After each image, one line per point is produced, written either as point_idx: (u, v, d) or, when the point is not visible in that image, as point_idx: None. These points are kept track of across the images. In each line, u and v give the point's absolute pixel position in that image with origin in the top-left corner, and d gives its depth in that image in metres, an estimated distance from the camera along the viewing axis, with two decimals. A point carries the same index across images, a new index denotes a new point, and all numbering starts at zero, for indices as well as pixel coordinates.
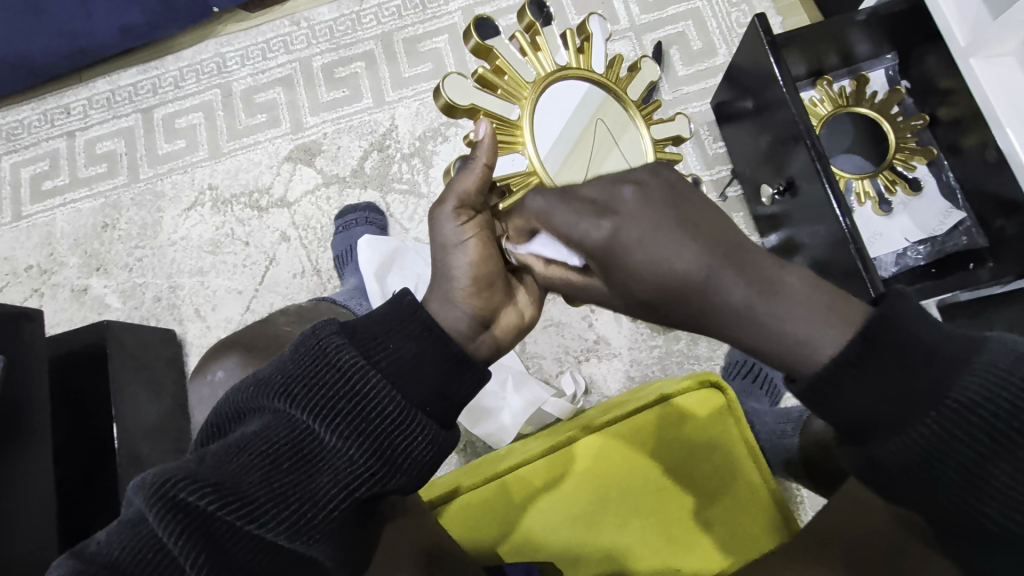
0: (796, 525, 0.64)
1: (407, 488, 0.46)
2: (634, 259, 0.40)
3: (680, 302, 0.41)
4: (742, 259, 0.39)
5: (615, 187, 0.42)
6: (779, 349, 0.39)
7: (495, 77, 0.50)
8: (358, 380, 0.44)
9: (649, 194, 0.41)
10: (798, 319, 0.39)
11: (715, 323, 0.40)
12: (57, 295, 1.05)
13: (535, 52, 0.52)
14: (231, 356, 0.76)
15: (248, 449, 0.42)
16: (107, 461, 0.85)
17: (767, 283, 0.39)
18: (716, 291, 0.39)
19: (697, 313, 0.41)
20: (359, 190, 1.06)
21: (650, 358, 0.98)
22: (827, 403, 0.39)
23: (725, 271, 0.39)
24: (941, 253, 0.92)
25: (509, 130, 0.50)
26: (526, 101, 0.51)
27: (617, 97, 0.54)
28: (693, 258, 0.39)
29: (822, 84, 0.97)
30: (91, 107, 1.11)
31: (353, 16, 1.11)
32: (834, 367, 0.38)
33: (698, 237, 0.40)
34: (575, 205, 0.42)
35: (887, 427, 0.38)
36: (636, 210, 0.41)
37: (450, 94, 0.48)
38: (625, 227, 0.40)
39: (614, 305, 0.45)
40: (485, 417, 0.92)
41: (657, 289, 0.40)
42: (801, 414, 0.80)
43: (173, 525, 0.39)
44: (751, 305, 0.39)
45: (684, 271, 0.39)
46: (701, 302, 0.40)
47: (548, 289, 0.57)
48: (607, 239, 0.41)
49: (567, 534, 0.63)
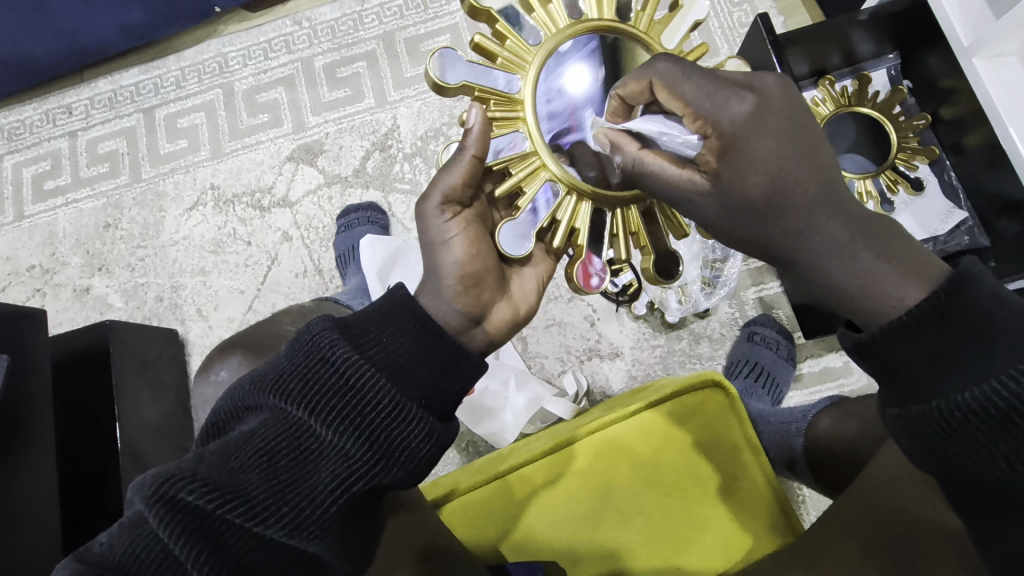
0: (799, 523, 0.64)
1: (406, 483, 0.46)
2: (761, 144, 0.40)
3: (778, 206, 0.40)
4: (845, 198, 0.41)
5: (758, 75, 0.42)
6: (842, 287, 0.40)
7: (496, 45, 0.49)
8: (352, 375, 0.44)
9: (790, 91, 0.42)
10: (870, 267, 0.39)
11: (797, 240, 0.41)
12: (59, 295, 1.05)
13: (545, 7, 0.49)
14: (236, 356, 0.76)
15: (245, 448, 0.42)
16: (110, 460, 0.85)
17: (851, 231, 0.40)
18: (816, 215, 0.40)
19: (788, 226, 0.41)
20: (361, 189, 1.07)
21: (652, 357, 0.98)
22: (879, 360, 0.39)
23: (827, 197, 0.40)
24: (944, 252, 0.91)
25: (508, 105, 0.49)
26: (529, 69, 0.49)
27: (648, 47, 0.50)
28: (805, 179, 0.40)
29: (824, 84, 0.97)
30: (93, 107, 1.11)
31: (355, 16, 1.11)
32: (907, 326, 0.38)
33: (815, 152, 0.41)
34: (719, 82, 0.41)
35: (932, 384, 0.37)
36: (778, 98, 0.41)
37: (439, 75, 0.48)
38: (766, 110, 0.40)
39: (700, 211, 0.43)
40: (487, 417, 0.92)
41: (767, 181, 0.40)
42: (806, 412, 0.79)
43: (172, 525, 0.39)
44: (848, 238, 0.40)
45: (802, 178, 0.40)
46: (798, 218, 0.40)
47: (547, 284, 0.56)
48: (748, 114, 0.40)
49: (570, 532, 0.63)
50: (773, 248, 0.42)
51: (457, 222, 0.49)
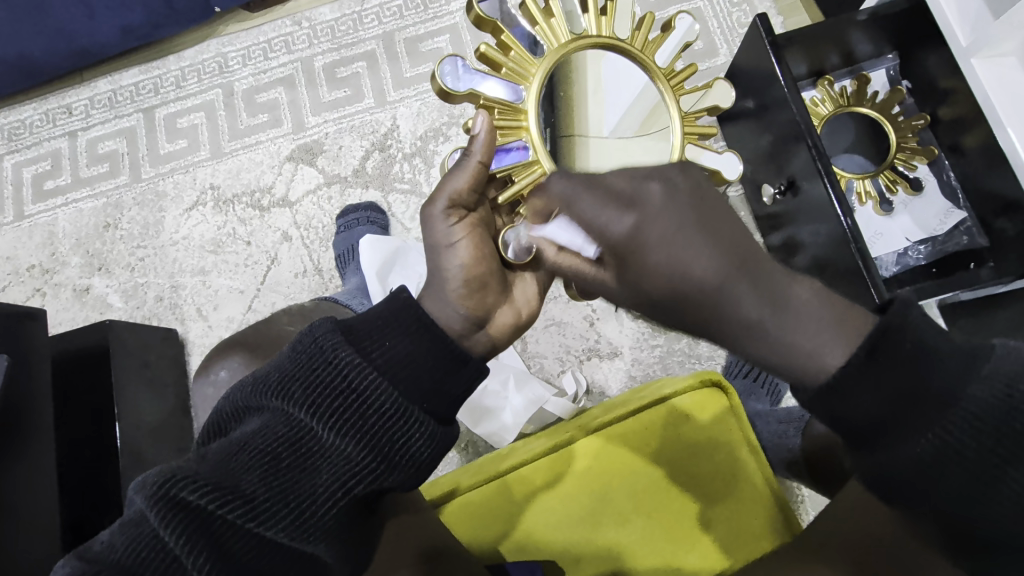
0: (797, 524, 0.64)
1: (406, 486, 0.46)
2: (651, 259, 0.39)
3: (686, 306, 0.39)
4: (754, 272, 0.39)
5: (645, 180, 0.40)
6: (791, 354, 0.38)
7: (501, 54, 0.49)
8: (356, 378, 0.44)
9: (674, 191, 0.40)
10: (807, 335, 0.38)
11: (717, 332, 0.40)
12: (59, 295, 1.05)
13: (547, 20, 0.50)
14: (235, 355, 0.76)
15: (247, 448, 0.42)
16: (109, 460, 0.85)
17: (770, 309, 0.38)
18: (726, 300, 0.38)
19: (701, 321, 0.40)
20: (360, 189, 1.07)
21: (652, 357, 0.98)
22: (829, 403, 0.38)
23: (737, 281, 0.38)
24: (942, 253, 0.93)
25: (512, 115, 0.50)
26: (534, 80, 0.49)
27: (643, 66, 0.53)
28: (705, 274, 0.38)
29: (824, 84, 0.97)
30: (93, 107, 1.11)
31: (355, 16, 1.11)
32: (841, 378, 0.37)
33: (716, 244, 0.39)
34: (603, 195, 0.39)
35: (894, 431, 0.37)
36: (661, 208, 0.39)
37: (446, 82, 0.48)
38: (648, 224, 0.39)
39: (620, 300, 0.44)
40: (487, 417, 0.92)
41: (666, 290, 0.39)
42: (804, 413, 0.80)
43: (173, 524, 0.39)
44: (761, 318, 0.38)
45: (701, 276, 0.38)
46: (709, 312, 0.39)
47: (549, 288, 0.57)
48: (629, 234, 0.39)
49: (568, 533, 0.63)
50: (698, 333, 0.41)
51: (461, 226, 0.50)
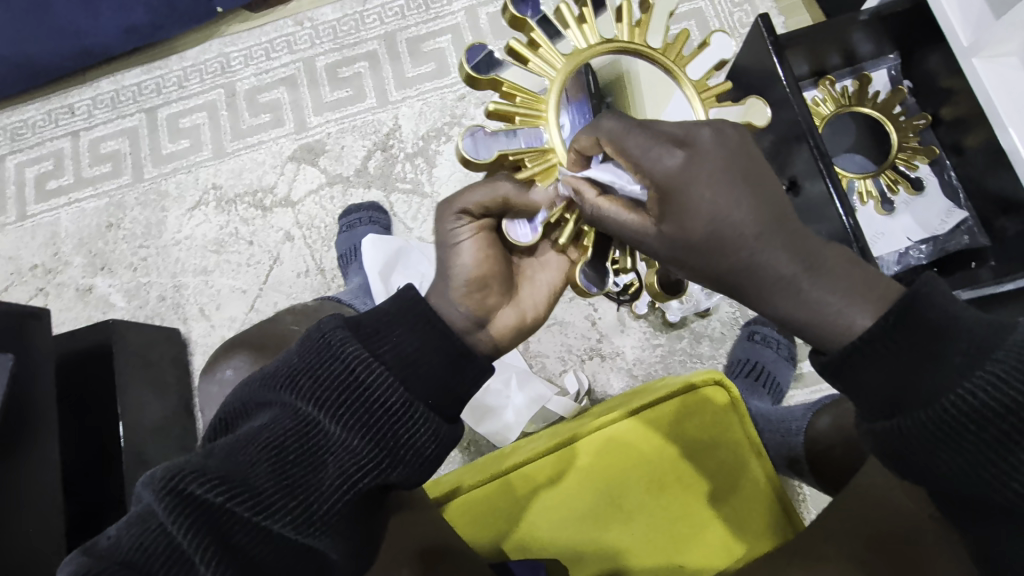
0: (800, 520, 0.65)
1: (412, 482, 0.47)
2: (696, 196, 0.38)
3: (720, 254, 0.39)
4: (790, 230, 0.38)
5: (696, 125, 0.40)
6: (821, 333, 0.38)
7: (510, 106, 0.47)
8: (362, 372, 0.44)
9: (724, 138, 0.39)
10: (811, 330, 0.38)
11: (746, 283, 0.39)
12: (61, 295, 1.05)
13: (538, 54, 0.47)
14: (239, 355, 0.77)
15: (255, 442, 0.43)
16: (112, 459, 0.85)
17: (803, 266, 0.38)
18: (760, 252, 0.38)
19: (730, 271, 0.39)
20: (362, 189, 1.07)
21: (653, 357, 0.99)
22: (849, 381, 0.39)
23: (773, 236, 0.38)
24: (943, 252, 0.93)
25: (539, 156, 0.47)
26: (547, 119, 0.47)
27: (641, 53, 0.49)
28: (743, 223, 0.38)
29: (824, 84, 0.97)
30: (95, 107, 1.11)
31: (356, 16, 1.11)
32: (848, 360, 0.38)
33: (756, 195, 0.38)
34: (654, 135, 0.39)
35: (904, 404, 0.38)
36: (711, 149, 0.39)
37: (469, 153, 0.46)
38: (696, 161, 0.38)
39: (654, 251, 0.42)
40: (489, 416, 0.92)
41: (705, 234, 0.39)
42: (805, 412, 0.80)
43: (181, 517, 0.39)
44: (794, 274, 0.38)
45: (740, 221, 0.38)
46: (743, 260, 0.38)
47: (563, 292, 0.55)
48: (675, 171, 0.38)
49: (571, 531, 0.64)
50: (724, 288, 0.41)
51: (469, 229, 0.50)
